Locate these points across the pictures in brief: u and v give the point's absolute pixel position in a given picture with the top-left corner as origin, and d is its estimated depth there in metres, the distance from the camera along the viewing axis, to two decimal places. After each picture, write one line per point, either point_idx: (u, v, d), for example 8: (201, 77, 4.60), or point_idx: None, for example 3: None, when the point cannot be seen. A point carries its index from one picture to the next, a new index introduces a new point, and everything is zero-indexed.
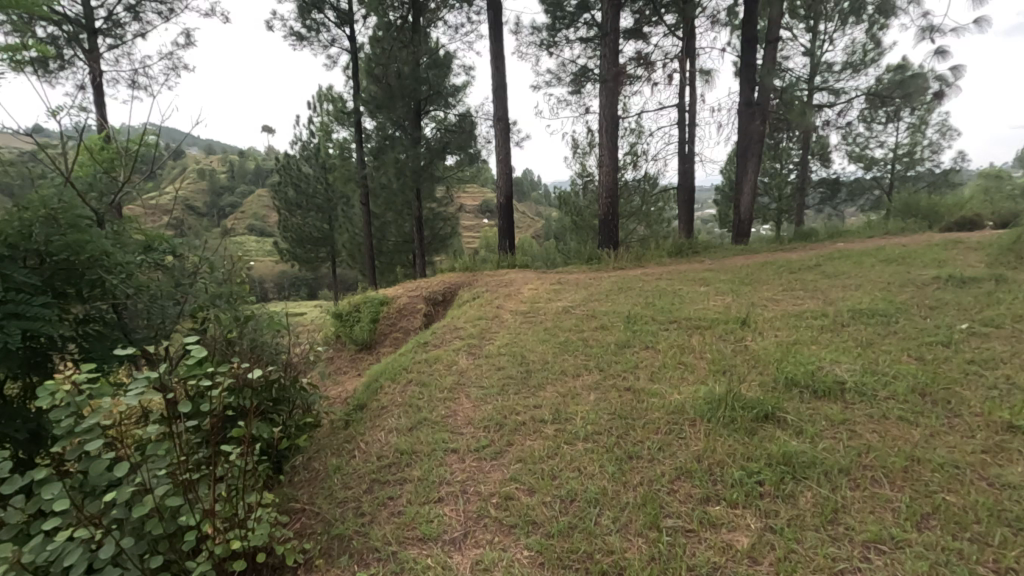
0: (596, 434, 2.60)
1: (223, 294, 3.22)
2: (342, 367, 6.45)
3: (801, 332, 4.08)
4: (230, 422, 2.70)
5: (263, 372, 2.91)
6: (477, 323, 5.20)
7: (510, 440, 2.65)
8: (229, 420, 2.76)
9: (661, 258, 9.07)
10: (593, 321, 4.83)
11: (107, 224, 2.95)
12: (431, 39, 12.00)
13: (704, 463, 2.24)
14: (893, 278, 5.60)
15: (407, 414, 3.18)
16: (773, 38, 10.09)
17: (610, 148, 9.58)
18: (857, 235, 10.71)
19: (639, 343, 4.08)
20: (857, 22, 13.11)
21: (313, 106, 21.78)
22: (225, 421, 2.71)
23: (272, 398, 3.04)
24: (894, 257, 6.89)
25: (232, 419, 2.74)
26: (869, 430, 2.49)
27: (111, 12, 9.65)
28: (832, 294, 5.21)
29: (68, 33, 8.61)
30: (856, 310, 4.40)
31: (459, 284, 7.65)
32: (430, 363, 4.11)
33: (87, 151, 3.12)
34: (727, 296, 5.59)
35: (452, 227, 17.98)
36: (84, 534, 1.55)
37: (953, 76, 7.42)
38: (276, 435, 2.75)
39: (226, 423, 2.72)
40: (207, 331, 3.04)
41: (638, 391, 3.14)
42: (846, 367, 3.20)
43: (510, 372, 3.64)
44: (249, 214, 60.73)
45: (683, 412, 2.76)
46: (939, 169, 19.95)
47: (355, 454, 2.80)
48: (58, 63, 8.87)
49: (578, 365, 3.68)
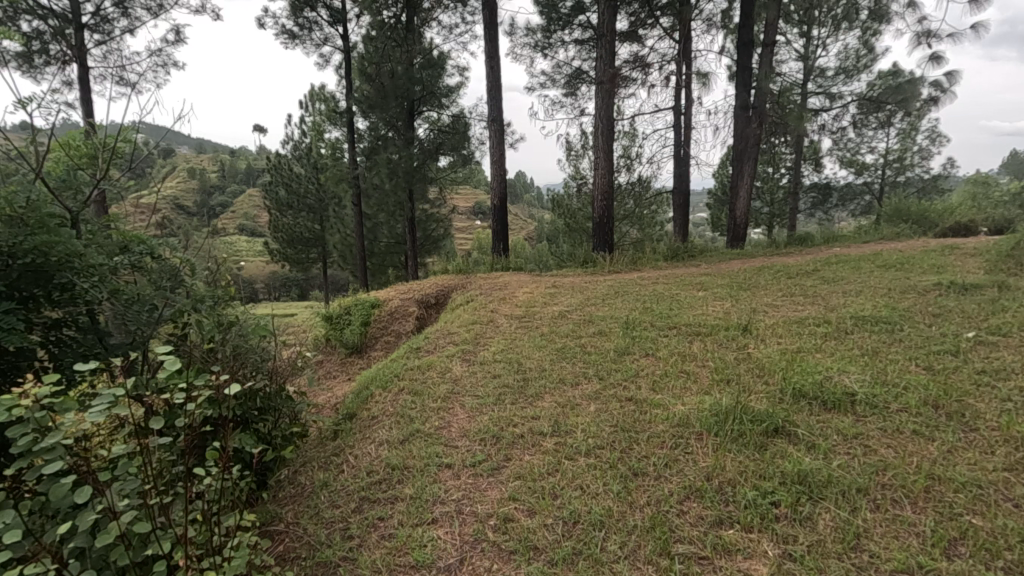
0: (599, 449, 2.48)
1: (206, 299, 3.06)
2: (332, 371, 6.29)
3: (804, 340, 3.98)
4: (204, 439, 2.56)
5: (245, 383, 2.74)
6: (471, 328, 5.06)
7: (508, 455, 2.51)
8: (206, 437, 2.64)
9: (656, 262, 8.99)
10: (590, 326, 4.70)
11: (82, 226, 2.77)
12: (425, 39, 11.86)
13: (714, 482, 2.12)
14: (894, 284, 5.51)
15: (398, 425, 3.03)
16: (769, 42, 10.05)
17: (606, 150, 9.47)
18: (853, 239, 10.68)
19: (639, 351, 3.96)
20: (850, 27, 13.14)
21: (305, 106, 21.59)
22: (202, 438, 2.58)
23: (254, 409, 2.88)
24: (894, 262, 6.81)
25: (206, 435, 2.60)
26: (882, 444, 2.39)
27: (100, 7, 9.45)
28: (833, 299, 5.14)
29: (53, 28, 8.40)
30: (859, 317, 4.32)
31: (452, 287, 7.50)
32: (422, 371, 3.96)
33: (66, 146, 2.90)
34: (726, 301, 5.50)
35: (444, 229, 17.82)
36: (34, 570, 1.37)
37: (948, 81, 7.40)
38: (258, 450, 2.59)
39: (203, 441, 2.59)
40: (188, 337, 2.87)
41: (640, 401, 3.02)
42: (854, 377, 3.10)
43: (506, 381, 3.50)
44: (241, 214, 60.36)
45: (688, 425, 2.64)
46: (929, 175, 20.07)
47: (344, 469, 2.66)
48: (43, 59, 8.65)
49: (576, 373, 3.55)
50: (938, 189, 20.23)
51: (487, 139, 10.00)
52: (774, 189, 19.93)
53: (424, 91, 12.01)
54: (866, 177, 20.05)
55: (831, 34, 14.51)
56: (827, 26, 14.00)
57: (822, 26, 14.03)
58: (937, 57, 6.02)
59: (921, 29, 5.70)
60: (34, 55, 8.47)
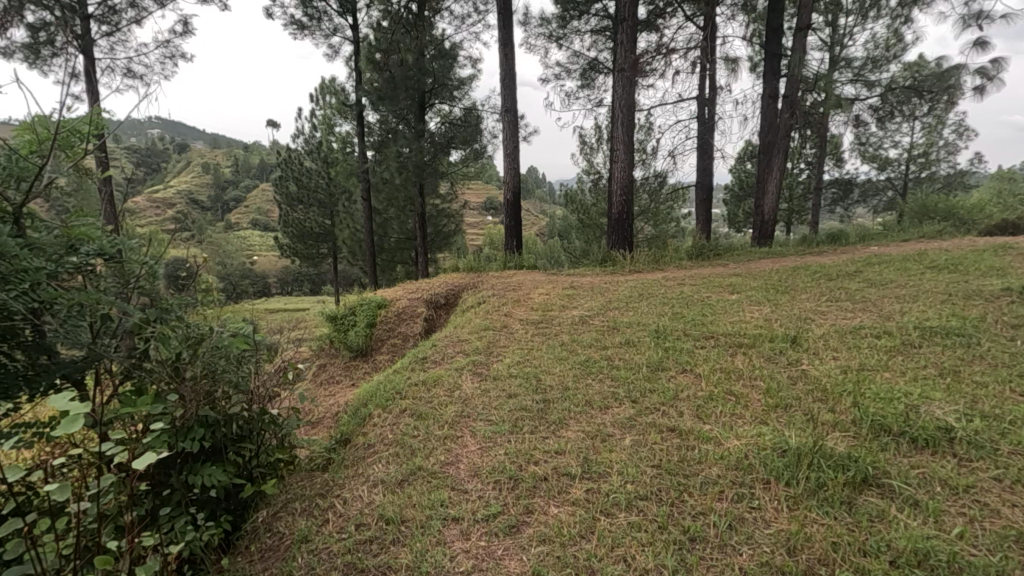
0: (642, 502, 2.01)
1: (177, 306, 2.54)
2: (335, 377, 5.88)
3: (864, 355, 3.45)
4: (136, 492, 2.12)
5: (196, 425, 2.37)
6: (483, 334, 4.60)
7: (529, 506, 2.05)
8: (149, 482, 2.23)
9: (679, 262, 8.46)
10: (616, 334, 4.22)
11: (25, 222, 2.27)
12: (436, 29, 11.41)
13: (800, 561, 1.64)
14: (953, 288, 4.95)
15: (396, 460, 2.56)
16: (800, 27, 9.43)
17: (626, 142, 8.92)
18: (889, 236, 10.01)
19: (674, 366, 3.46)
20: (878, 16, 12.51)
21: (316, 100, 21.27)
22: (146, 488, 2.18)
23: (210, 447, 2.46)
24: (942, 264, 6.23)
25: (143, 486, 2.18)
26: (1005, 502, 1.87)
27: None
28: (885, 306, 4.58)
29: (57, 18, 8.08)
30: (924, 328, 3.79)
31: (463, 286, 7.03)
32: (428, 387, 3.50)
33: (30, 131, 2.47)
34: (763, 306, 4.97)
35: (455, 225, 17.38)
36: None
37: (995, 68, 6.79)
38: (203, 512, 2.22)
39: (139, 491, 2.18)
40: (147, 353, 2.37)
41: (685, 433, 2.54)
42: (944, 407, 2.56)
43: (524, 403, 3.01)
44: (254, 211, 60.60)
45: (751, 469, 2.15)
46: (956, 170, 19.28)
47: (329, 518, 2.20)
48: (49, 49, 8.35)
49: (605, 394, 3.06)
50: (963, 184, 19.42)
51: (500, 132, 9.53)
52: (794, 184, 19.25)
53: (436, 83, 11.53)
54: (889, 173, 19.32)
55: (859, 23, 13.82)
56: (854, 16, 13.36)
57: (848, 15, 13.38)
58: (985, 44, 5.50)
59: (972, 13, 5.17)
60: (39, 46, 8.17)
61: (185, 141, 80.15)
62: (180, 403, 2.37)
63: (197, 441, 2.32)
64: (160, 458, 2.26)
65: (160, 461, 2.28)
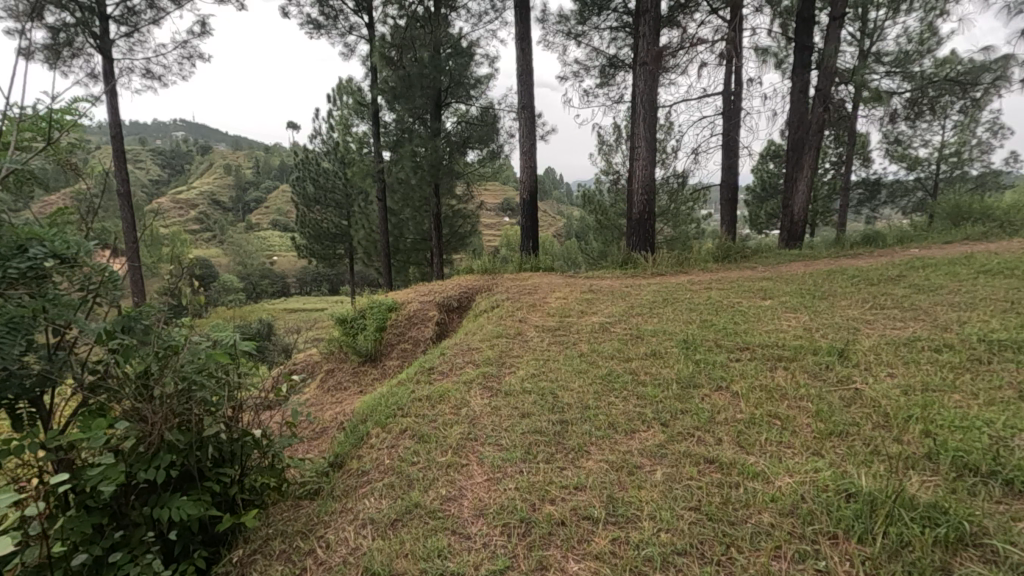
0: (682, 558, 1.66)
1: (147, 314, 2.24)
2: (342, 383, 5.58)
3: (924, 372, 3.04)
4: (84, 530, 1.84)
5: (160, 451, 2.07)
6: (495, 342, 4.28)
7: (543, 560, 1.72)
8: (103, 517, 1.95)
9: (704, 264, 8.03)
10: (641, 344, 3.85)
11: None
12: (452, 26, 11.14)
13: None
14: (1011, 296, 4.48)
15: (390, 492, 2.24)
16: (834, 18, 8.91)
17: (649, 138, 8.48)
18: (927, 238, 9.43)
19: (706, 382, 3.09)
20: (911, 8, 11.93)
21: (333, 101, 21.23)
22: (94, 527, 1.89)
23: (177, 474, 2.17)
24: (992, 268, 5.74)
25: (95, 523, 1.89)
26: None
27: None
28: (938, 315, 4.14)
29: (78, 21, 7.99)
30: (990, 342, 3.35)
31: (477, 289, 6.71)
32: (434, 403, 3.18)
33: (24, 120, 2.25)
34: (799, 313, 4.57)
35: (471, 226, 17.12)
36: None
37: None
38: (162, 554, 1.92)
39: (92, 530, 1.90)
40: (108, 371, 2.08)
41: (727, 465, 2.17)
42: None
43: (540, 425, 2.67)
44: (274, 212, 61.27)
45: (814, 519, 1.77)
46: (990, 170, 18.43)
47: (308, 565, 1.89)
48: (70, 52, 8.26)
49: (630, 415, 2.70)
50: (998, 184, 18.55)
51: (517, 130, 9.19)
52: (821, 184, 18.60)
53: (452, 81, 11.29)
54: (918, 173, 18.61)
55: (890, 17, 13.21)
56: (885, 9, 12.78)
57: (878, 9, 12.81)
58: None
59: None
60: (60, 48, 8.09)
61: (206, 144, 81.29)
62: (143, 425, 2.07)
63: (162, 470, 2.01)
64: (116, 490, 1.98)
65: (115, 493, 2.00)
